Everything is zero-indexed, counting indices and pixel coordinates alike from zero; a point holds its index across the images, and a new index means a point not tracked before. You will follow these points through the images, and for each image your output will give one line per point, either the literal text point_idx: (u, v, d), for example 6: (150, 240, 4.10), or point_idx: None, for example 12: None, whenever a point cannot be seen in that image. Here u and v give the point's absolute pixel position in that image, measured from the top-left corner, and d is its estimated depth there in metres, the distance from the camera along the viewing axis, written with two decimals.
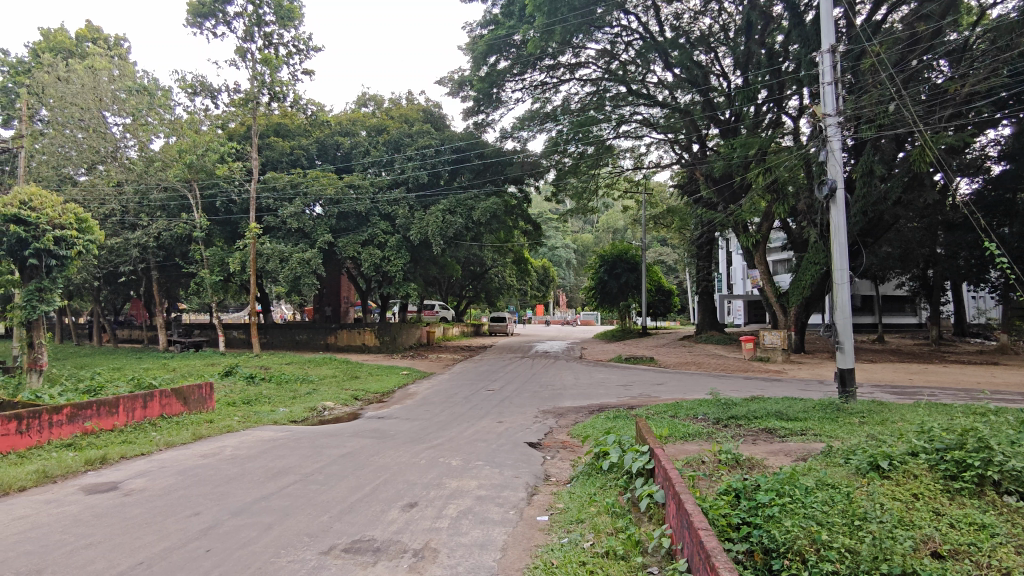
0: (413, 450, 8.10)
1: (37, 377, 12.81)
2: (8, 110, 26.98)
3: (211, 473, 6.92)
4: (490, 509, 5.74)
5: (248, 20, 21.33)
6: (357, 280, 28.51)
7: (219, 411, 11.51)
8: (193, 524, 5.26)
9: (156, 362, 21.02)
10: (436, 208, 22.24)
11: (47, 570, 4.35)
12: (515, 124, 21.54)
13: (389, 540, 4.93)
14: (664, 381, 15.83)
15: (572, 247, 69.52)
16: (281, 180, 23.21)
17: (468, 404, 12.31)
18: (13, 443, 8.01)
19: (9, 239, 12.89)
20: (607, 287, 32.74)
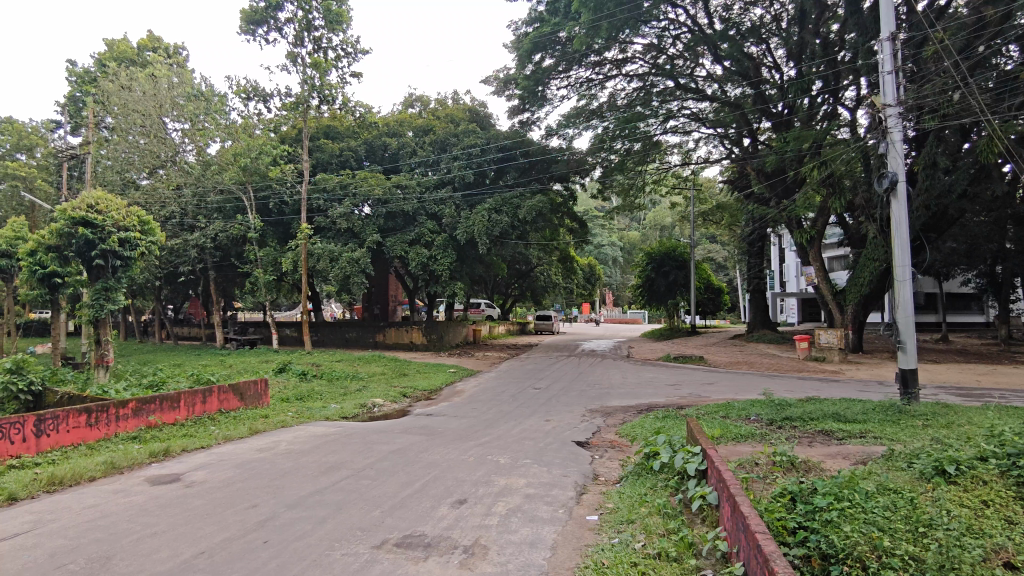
0: (461, 447, 8.15)
1: (104, 372, 13.43)
2: (76, 118, 28.40)
3: (267, 467, 7.11)
4: (539, 508, 5.72)
5: (298, 26, 21.83)
6: (405, 279, 28.90)
7: (273, 407, 11.82)
8: (251, 516, 5.41)
9: (214, 358, 21.82)
10: (482, 207, 22.36)
11: (117, 557, 4.55)
12: (561, 121, 21.44)
13: (439, 536, 4.97)
14: (715, 381, 15.52)
15: (619, 245, 68.87)
16: (331, 181, 23.72)
17: (516, 402, 12.33)
18: (83, 435, 8.41)
19: (78, 241, 13.57)
20: (655, 285, 32.32)
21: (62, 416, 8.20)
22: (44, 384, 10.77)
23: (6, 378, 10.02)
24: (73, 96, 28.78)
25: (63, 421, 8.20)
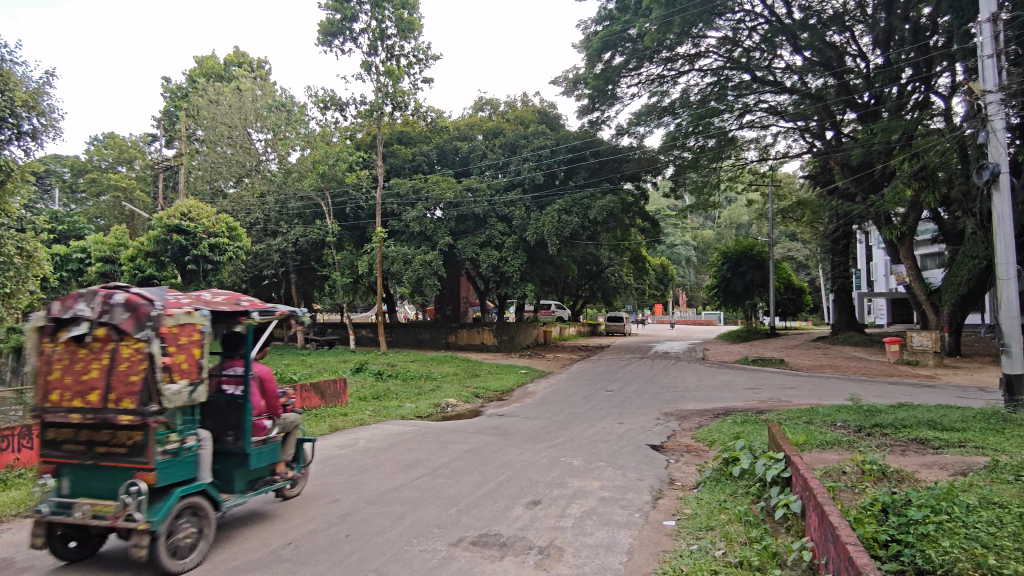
0: (535, 448, 8.16)
1: None
2: (170, 131, 30.32)
3: (347, 464, 7.36)
4: (615, 511, 5.65)
5: (372, 36, 22.51)
6: (476, 280, 29.20)
7: (352, 406, 12.20)
8: (332, 510, 5.61)
9: (296, 358, 22.80)
10: (552, 208, 22.33)
11: (212, 545, 4.81)
12: (632, 120, 21.13)
13: (515, 536, 4.99)
14: (797, 385, 14.89)
15: (693, 244, 67.26)
16: (405, 186, 24.33)
17: (589, 404, 12.23)
18: None
19: (173, 247, 14.57)
20: (731, 285, 31.30)
21: None
22: None
23: None
24: (168, 111, 30.79)
25: None
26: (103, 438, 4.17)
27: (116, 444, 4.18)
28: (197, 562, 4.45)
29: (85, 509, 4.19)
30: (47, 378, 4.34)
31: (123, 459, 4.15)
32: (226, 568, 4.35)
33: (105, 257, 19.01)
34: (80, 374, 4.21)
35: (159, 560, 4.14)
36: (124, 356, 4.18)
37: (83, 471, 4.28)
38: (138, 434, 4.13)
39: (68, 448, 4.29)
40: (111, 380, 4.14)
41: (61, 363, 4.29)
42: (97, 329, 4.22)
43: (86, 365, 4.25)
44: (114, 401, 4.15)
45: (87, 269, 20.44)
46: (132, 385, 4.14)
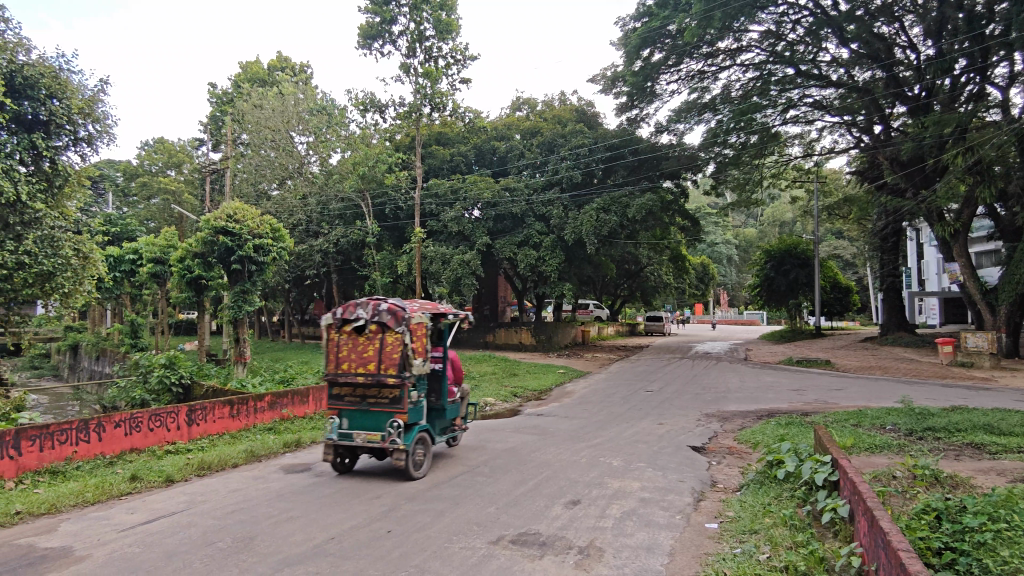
0: (573, 448, 8.14)
1: (241, 369, 14.59)
2: (216, 135, 31.23)
3: (388, 461, 7.45)
4: (655, 512, 5.58)
5: (410, 38, 22.76)
6: (514, 280, 29.26)
7: None
8: (374, 506, 5.70)
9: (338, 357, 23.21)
10: (590, 207, 22.21)
11: (258, 537, 4.94)
12: (672, 117, 20.86)
13: (554, 535, 4.98)
14: (843, 387, 14.50)
15: (734, 243, 66.05)
16: (443, 186, 24.55)
17: (628, 404, 12.13)
18: (227, 425, 9.22)
19: (220, 248, 14.95)
20: (774, 284, 30.64)
21: (210, 407, 9.01)
22: (194, 378, 11.89)
23: (161, 373, 11.16)
24: (214, 115, 31.74)
25: (211, 411, 9.00)
26: (373, 391, 6.58)
27: (381, 395, 6.60)
28: (245, 555, 4.57)
29: (361, 435, 6.62)
30: (332, 354, 6.83)
31: (388, 404, 6.55)
32: (272, 561, 4.45)
33: (156, 258, 19.69)
34: (358, 351, 6.65)
35: (409, 471, 6.52)
36: (388, 341, 6.60)
37: (356, 414, 6.70)
38: (398, 390, 6.53)
39: (348, 399, 6.73)
40: (380, 356, 6.54)
41: (345, 345, 6.76)
42: (370, 323, 6.67)
43: (363, 346, 6.69)
44: (382, 368, 6.55)
45: (139, 270, 21.19)
46: (394, 359, 6.55)
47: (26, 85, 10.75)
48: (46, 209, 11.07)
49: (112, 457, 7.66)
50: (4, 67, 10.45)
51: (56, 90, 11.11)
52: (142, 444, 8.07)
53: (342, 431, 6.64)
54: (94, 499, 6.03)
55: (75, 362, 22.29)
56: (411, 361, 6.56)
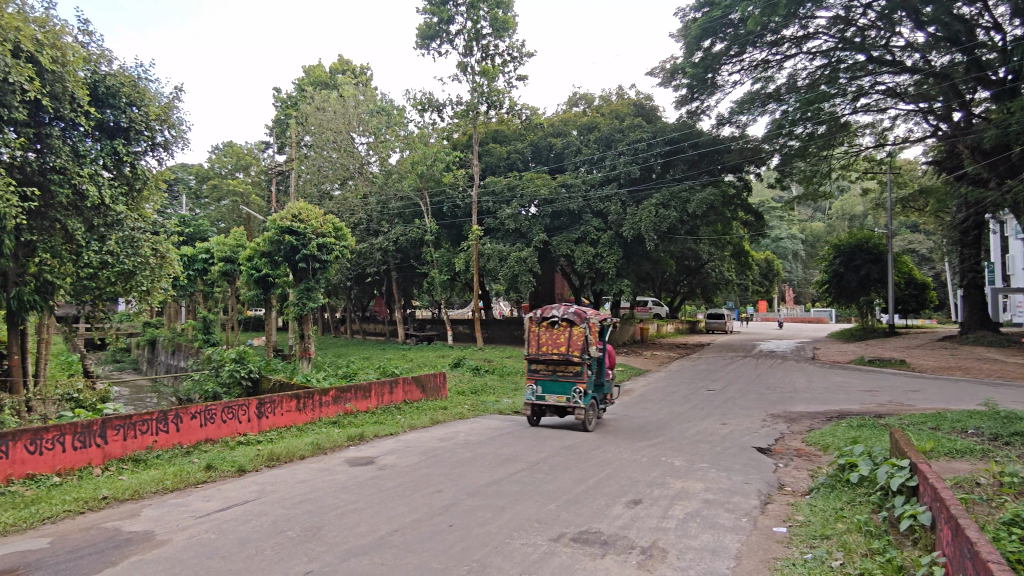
0: (634, 447, 8.04)
1: (306, 364, 15.02)
2: (281, 138, 32.26)
3: (448, 456, 7.54)
4: (720, 514, 5.45)
5: (467, 37, 22.94)
6: (571, 277, 29.15)
7: (451, 399, 12.52)
8: (436, 500, 5.76)
9: (398, 352, 23.70)
10: (649, 203, 21.89)
11: (325, 528, 5.08)
12: (734, 108, 20.32)
13: (616, 534, 4.92)
14: (919, 388, 13.79)
15: (800, 237, 63.76)
16: (500, 184, 24.71)
17: (689, 403, 11.90)
18: (294, 418, 9.53)
19: (285, 248, 15.39)
20: (844, 280, 29.49)
21: (278, 401, 9.33)
22: (262, 373, 12.35)
23: (232, 367, 11.65)
24: (279, 119, 32.82)
25: (279, 405, 9.32)
26: (563, 365, 9.21)
27: (568, 369, 9.25)
28: (313, 544, 4.70)
29: (551, 398, 9.36)
30: (533, 339, 9.61)
31: (574, 375, 9.19)
32: (339, 551, 4.56)
33: (226, 257, 20.53)
34: (552, 338, 9.31)
35: (585, 425, 9.15)
36: (575, 332, 9.23)
37: (548, 382, 9.41)
38: (581, 367, 9.15)
39: (543, 371, 9.46)
40: (570, 342, 9.17)
41: (543, 334, 9.50)
42: (563, 319, 9.37)
43: (556, 336, 9.39)
44: (571, 351, 9.22)
45: (210, 269, 22.15)
46: (579, 345, 9.19)
47: (108, 94, 11.34)
48: (126, 211, 11.68)
49: (188, 446, 8.04)
50: (88, 78, 11.05)
51: (135, 98, 11.69)
52: (216, 434, 8.44)
53: (538, 392, 9.35)
54: (172, 487, 6.33)
55: (153, 357, 23.50)
56: (593, 348, 9.15)
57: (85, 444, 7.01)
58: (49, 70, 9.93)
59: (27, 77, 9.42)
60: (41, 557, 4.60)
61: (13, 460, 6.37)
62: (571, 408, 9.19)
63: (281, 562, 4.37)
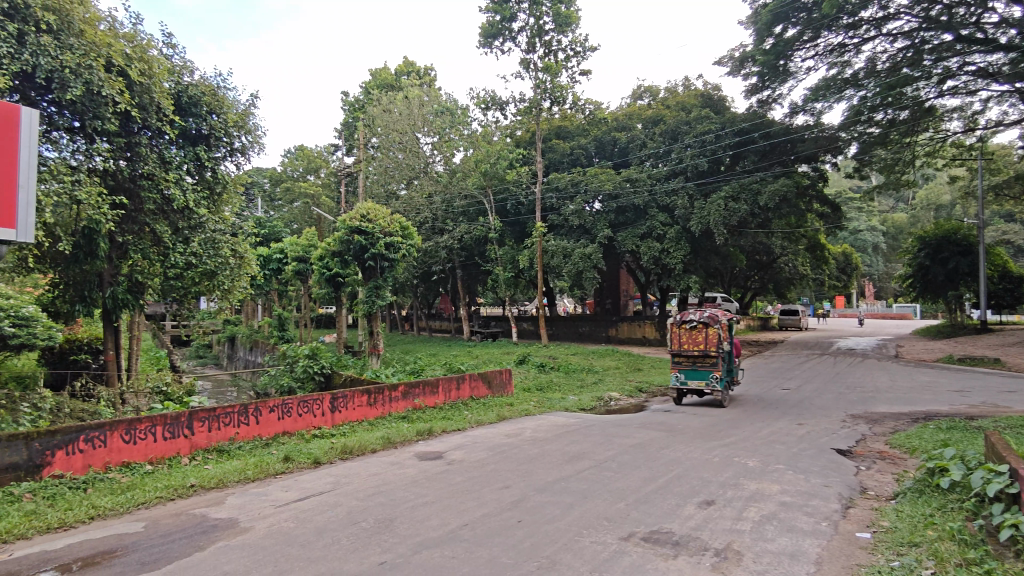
0: (705, 446, 7.85)
1: (375, 360, 15.39)
2: (350, 140, 33.15)
3: (516, 452, 7.57)
4: (798, 518, 5.24)
5: (530, 33, 22.94)
6: (637, 273, 28.75)
7: (517, 396, 12.58)
8: (504, 495, 5.79)
9: (464, 349, 24.04)
10: (718, 195, 21.34)
11: (397, 520, 5.19)
12: (809, 95, 19.53)
13: (689, 535, 4.82)
14: (1016, 388, 12.88)
15: (881, 230, 60.61)
16: (564, 180, 24.70)
17: (763, 402, 11.54)
18: (365, 412, 9.80)
19: (355, 247, 15.82)
20: (930, 274, 27.94)
21: (350, 396, 9.61)
22: (334, 368, 12.76)
23: (306, 362, 12.10)
24: (348, 122, 33.78)
25: (351, 400, 9.60)
26: (702, 358, 12.03)
27: (705, 360, 12.07)
28: (386, 535, 4.81)
29: (693, 383, 12.16)
30: (674, 339, 12.39)
31: (710, 365, 12.01)
32: (411, 543, 4.65)
33: (299, 257, 21.30)
34: (692, 337, 12.11)
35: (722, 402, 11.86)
36: (710, 332, 12.07)
37: (689, 370, 12.26)
38: (717, 359, 11.98)
39: (685, 363, 12.32)
40: (707, 340, 11.98)
41: (684, 336, 12.33)
42: (699, 324, 12.17)
43: (695, 336, 12.25)
44: (707, 347, 12.02)
45: (285, 268, 23.04)
46: (715, 342, 12.02)
47: (190, 103, 11.95)
48: (208, 214, 12.29)
49: (267, 438, 8.39)
50: (172, 88, 11.68)
51: (215, 106, 12.26)
52: (292, 427, 8.78)
53: (682, 379, 12.15)
54: (253, 477, 6.62)
55: (232, 353, 24.66)
56: (725, 345, 11.96)
57: (174, 435, 7.43)
58: (138, 81, 10.56)
59: (118, 89, 10.05)
60: (136, 540, 4.90)
61: (110, 448, 6.82)
62: (710, 391, 11.91)
63: (356, 553, 4.49)
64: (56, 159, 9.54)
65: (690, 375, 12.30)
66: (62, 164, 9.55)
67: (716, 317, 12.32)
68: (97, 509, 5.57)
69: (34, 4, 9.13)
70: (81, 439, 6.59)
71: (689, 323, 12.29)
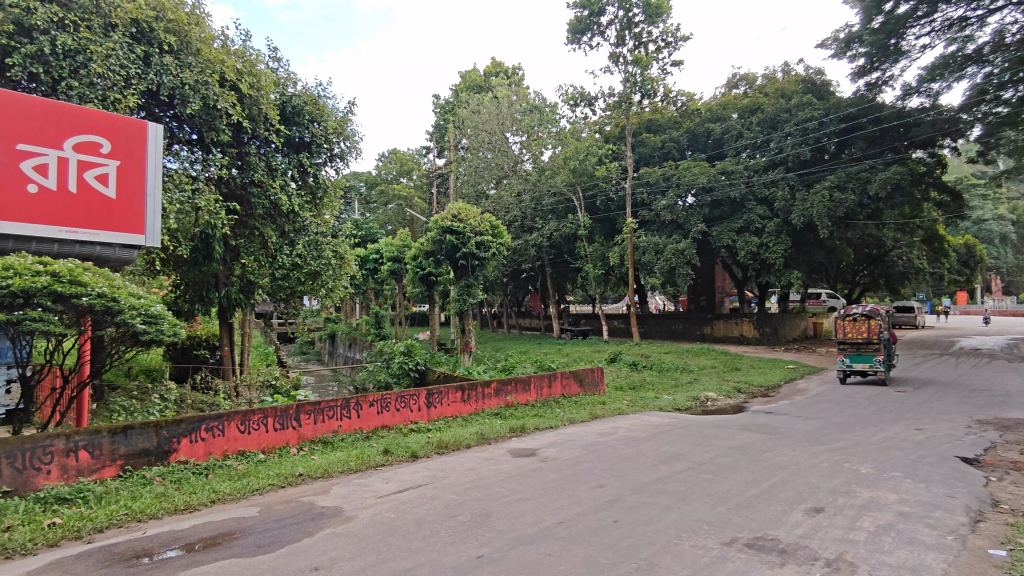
0: (811, 450, 7.45)
1: (468, 357, 15.68)
2: (441, 142, 33.97)
3: (610, 451, 7.49)
4: (919, 530, 4.86)
5: (619, 26, 22.59)
6: (733, 269, 27.72)
7: (609, 394, 12.43)
8: (599, 494, 5.73)
9: (554, 347, 24.09)
10: (822, 186, 20.25)
11: (493, 515, 5.25)
12: (924, 76, 18.06)
13: (796, 543, 4.58)
14: None
15: (1010, 218, 55.21)
16: (655, 174, 24.20)
17: (875, 405, 10.80)
18: (459, 408, 10.00)
19: (447, 246, 16.15)
20: None
21: (445, 392, 9.84)
22: (428, 364, 13.11)
23: (401, 359, 12.51)
24: (440, 124, 34.64)
25: (446, 395, 9.83)
26: (866, 345, 13.98)
27: (869, 346, 14.01)
28: (482, 530, 4.88)
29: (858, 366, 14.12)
30: (839, 328, 14.26)
31: (874, 351, 13.97)
32: (507, 538, 4.69)
33: (394, 256, 22.03)
34: (856, 328, 13.93)
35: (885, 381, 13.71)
36: (872, 324, 13.78)
37: (854, 355, 14.24)
38: (879, 345, 13.85)
39: (850, 349, 14.25)
40: (870, 332, 13.80)
41: (848, 327, 14.15)
42: (862, 315, 13.95)
43: (858, 326, 14.02)
44: (870, 335, 13.94)
45: (380, 268, 23.94)
46: (876, 331, 13.80)
47: (294, 113, 12.61)
48: (311, 217, 12.95)
49: (368, 431, 8.73)
50: (278, 99, 12.38)
51: (316, 114, 12.87)
52: (391, 421, 9.10)
53: (848, 363, 14.15)
54: (356, 468, 6.90)
55: (333, 349, 25.89)
56: (886, 334, 13.81)
57: (283, 426, 7.88)
58: (248, 94, 11.27)
59: (231, 102, 10.76)
60: (252, 524, 5.23)
61: (228, 437, 7.33)
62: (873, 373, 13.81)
63: (454, 545, 4.58)
64: (178, 170, 10.35)
65: (855, 358, 14.33)
66: (183, 174, 10.36)
67: (878, 309, 14.01)
68: (217, 492, 6.00)
69: (159, 28, 10.01)
70: (203, 428, 7.12)
71: (852, 315, 14.10)
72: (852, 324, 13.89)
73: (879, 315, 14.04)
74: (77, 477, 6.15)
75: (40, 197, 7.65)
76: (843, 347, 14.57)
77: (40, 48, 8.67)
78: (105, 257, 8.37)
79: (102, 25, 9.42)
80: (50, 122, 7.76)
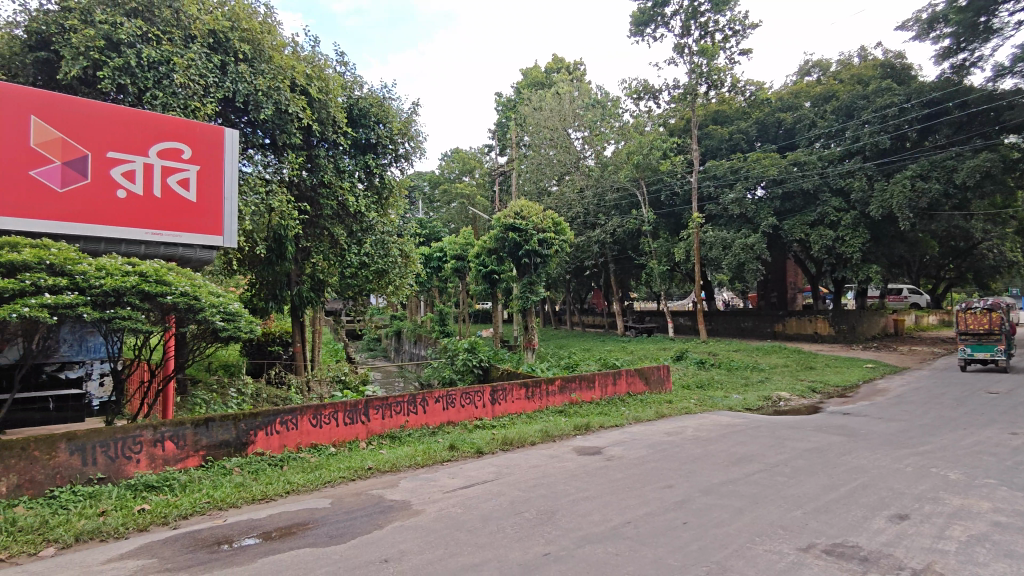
0: (894, 454, 7.06)
1: (531, 355, 15.69)
2: (503, 140, 34.15)
3: (678, 451, 7.32)
4: (1018, 542, 4.52)
5: (684, 16, 22.09)
6: (806, 264, 26.65)
7: (676, 393, 12.18)
8: (667, 495, 5.61)
9: (619, 344, 23.82)
10: (902, 175, 19.18)
11: (559, 513, 5.22)
12: (1019, 54, 16.82)
13: (879, 551, 4.34)
14: None
15: None
16: (722, 167, 23.54)
17: (965, 407, 10.14)
18: (523, 405, 10.01)
19: (509, 244, 16.19)
20: None
21: (509, 389, 9.87)
22: (491, 361, 13.18)
23: (465, 356, 12.64)
24: (502, 122, 34.84)
25: (510, 392, 9.86)
26: (987, 336, 14.36)
27: (990, 337, 14.39)
28: (548, 527, 4.86)
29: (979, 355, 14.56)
30: (960, 320, 14.64)
31: (996, 341, 14.36)
32: (573, 537, 4.65)
33: (457, 254, 22.31)
34: (978, 320, 14.31)
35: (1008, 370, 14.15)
36: (994, 316, 14.12)
37: (974, 345, 14.67)
38: (1001, 336, 14.22)
39: (970, 339, 14.66)
40: (992, 324, 14.17)
41: (969, 319, 14.50)
42: (984, 308, 14.22)
43: (980, 318, 14.34)
44: (992, 326, 14.30)
45: (445, 266, 24.30)
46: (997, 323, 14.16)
47: (360, 115, 12.93)
48: (377, 217, 13.24)
49: (434, 427, 8.85)
50: (345, 103, 12.71)
51: (382, 116, 13.10)
52: (456, 417, 9.20)
53: (968, 353, 14.63)
54: (423, 463, 7.00)
55: (399, 346, 26.45)
56: (1008, 325, 14.17)
57: (353, 420, 8.09)
58: (317, 98, 11.62)
59: (301, 106, 11.12)
60: (325, 515, 5.40)
61: (301, 430, 7.59)
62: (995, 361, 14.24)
63: (520, 542, 4.58)
64: (252, 173, 10.77)
65: (975, 348, 14.73)
66: (257, 177, 10.79)
67: (999, 301, 14.33)
68: (291, 484, 6.21)
69: (234, 38, 10.44)
70: (278, 421, 7.40)
71: (973, 308, 14.45)
72: (974, 317, 14.27)
73: (1000, 307, 14.34)
74: (163, 466, 6.51)
75: (129, 201, 8.13)
76: (963, 337, 14.93)
77: (127, 61, 9.23)
78: (187, 257, 8.80)
79: (182, 37, 9.91)
80: (136, 130, 8.26)
